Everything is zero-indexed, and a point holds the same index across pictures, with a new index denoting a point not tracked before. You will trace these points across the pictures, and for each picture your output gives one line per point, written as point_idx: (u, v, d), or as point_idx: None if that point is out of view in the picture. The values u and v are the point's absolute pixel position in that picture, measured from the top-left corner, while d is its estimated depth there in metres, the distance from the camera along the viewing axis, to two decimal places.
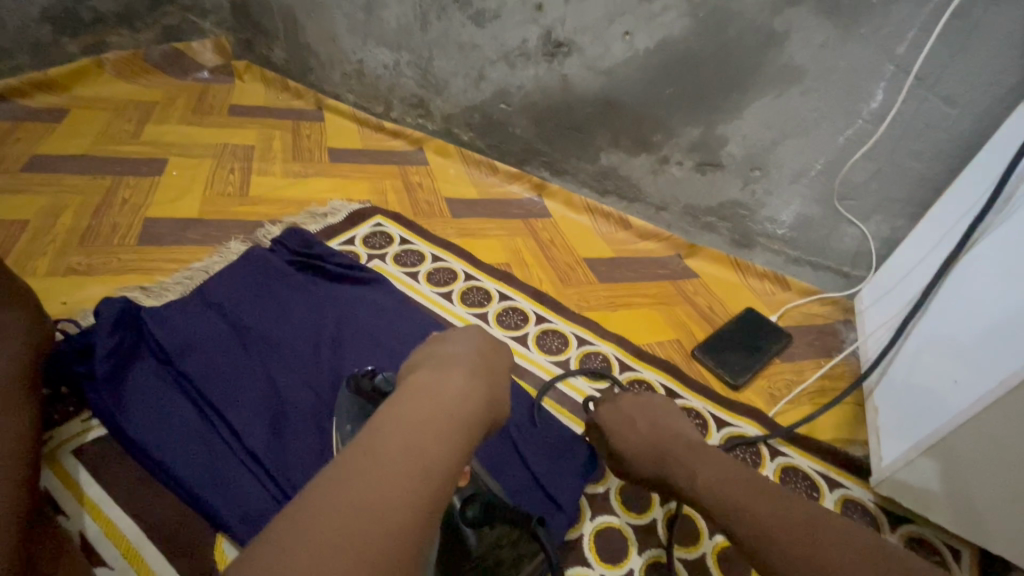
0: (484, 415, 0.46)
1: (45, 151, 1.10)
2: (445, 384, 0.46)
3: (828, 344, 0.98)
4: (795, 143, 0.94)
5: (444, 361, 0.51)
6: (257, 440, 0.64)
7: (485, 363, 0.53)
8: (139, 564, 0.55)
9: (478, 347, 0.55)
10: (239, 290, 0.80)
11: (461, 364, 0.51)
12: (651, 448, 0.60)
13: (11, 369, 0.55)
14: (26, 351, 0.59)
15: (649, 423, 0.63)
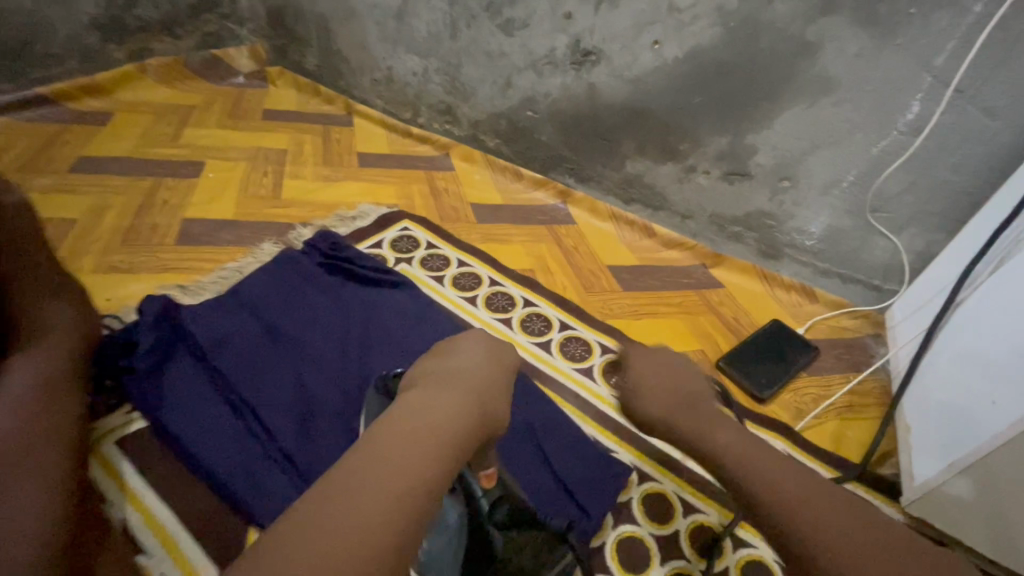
0: (476, 434, 0.46)
1: (91, 153, 1.14)
2: (437, 402, 0.47)
3: (857, 359, 0.96)
4: (826, 154, 0.93)
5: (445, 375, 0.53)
6: (288, 438, 0.65)
7: (487, 377, 0.54)
8: (178, 555, 0.57)
9: (485, 360, 0.57)
10: (272, 291, 0.82)
11: (463, 380, 0.52)
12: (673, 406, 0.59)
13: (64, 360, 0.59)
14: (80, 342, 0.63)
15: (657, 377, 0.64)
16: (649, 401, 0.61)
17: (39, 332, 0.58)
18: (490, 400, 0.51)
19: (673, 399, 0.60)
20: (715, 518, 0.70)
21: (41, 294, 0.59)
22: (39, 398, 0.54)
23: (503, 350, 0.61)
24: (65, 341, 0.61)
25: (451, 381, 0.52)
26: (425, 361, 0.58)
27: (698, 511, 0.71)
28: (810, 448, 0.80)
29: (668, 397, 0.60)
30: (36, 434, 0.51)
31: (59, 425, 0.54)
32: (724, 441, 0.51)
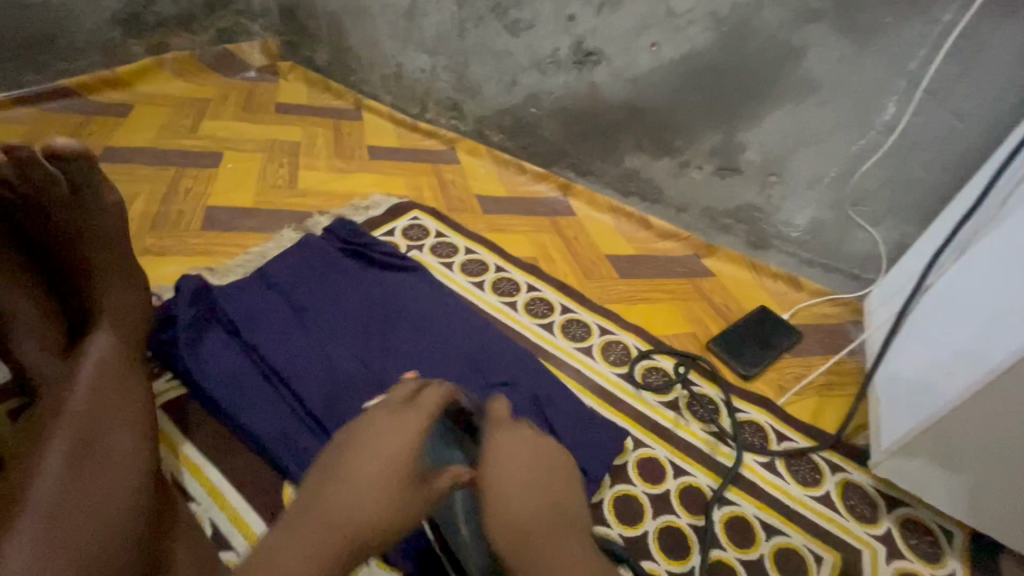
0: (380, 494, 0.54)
1: (115, 143, 1.20)
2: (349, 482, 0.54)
3: (836, 342, 1.03)
4: (810, 152, 1.00)
5: (323, 496, 0.53)
6: (317, 404, 0.72)
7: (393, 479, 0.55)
8: (222, 501, 0.65)
9: (384, 454, 0.56)
10: (295, 273, 0.88)
11: (363, 455, 0.56)
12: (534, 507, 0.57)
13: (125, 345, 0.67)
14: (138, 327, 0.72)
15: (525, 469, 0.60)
16: (511, 501, 0.57)
17: (111, 318, 0.69)
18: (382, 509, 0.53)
19: (518, 529, 0.55)
20: (701, 479, 0.78)
21: (114, 285, 0.71)
22: (119, 373, 0.63)
23: (408, 429, 0.58)
24: (136, 325, 0.71)
25: (330, 497, 0.53)
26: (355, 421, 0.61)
27: (686, 474, 0.78)
28: (791, 420, 0.87)
29: (516, 516, 0.56)
30: (122, 401, 0.60)
31: (138, 395, 0.63)
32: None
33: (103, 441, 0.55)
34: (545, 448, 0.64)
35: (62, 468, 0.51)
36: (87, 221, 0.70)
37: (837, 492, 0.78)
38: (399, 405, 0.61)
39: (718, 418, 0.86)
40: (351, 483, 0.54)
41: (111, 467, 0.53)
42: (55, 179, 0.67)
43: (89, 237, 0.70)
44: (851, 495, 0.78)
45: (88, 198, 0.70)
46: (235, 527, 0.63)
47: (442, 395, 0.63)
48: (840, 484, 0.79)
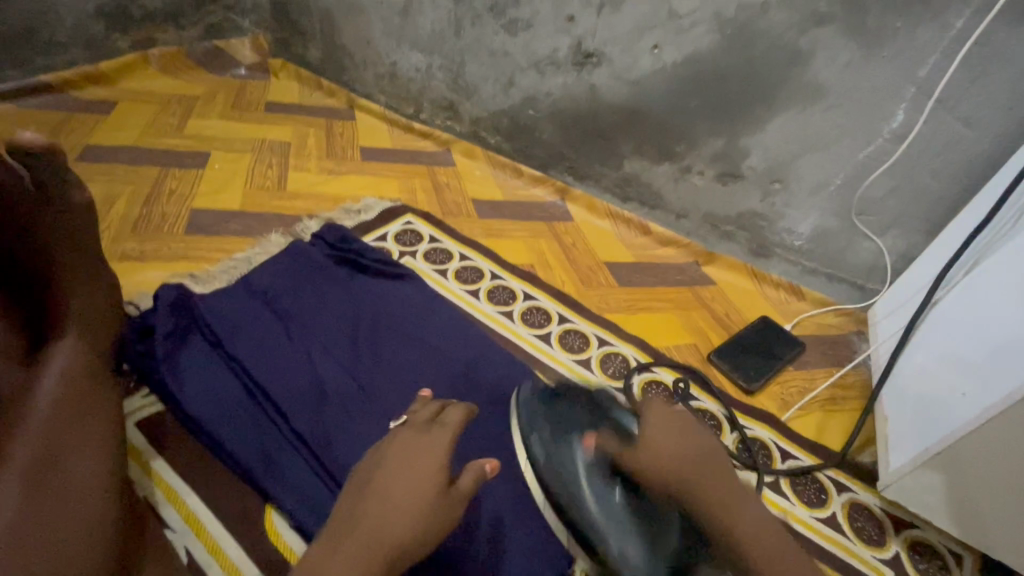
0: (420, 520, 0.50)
1: (97, 142, 1.16)
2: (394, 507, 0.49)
3: (840, 354, 1.01)
4: (814, 158, 0.97)
5: (359, 520, 0.49)
6: (302, 421, 0.68)
7: (429, 499, 0.51)
8: (199, 529, 0.61)
9: (419, 475, 0.51)
10: (282, 280, 0.85)
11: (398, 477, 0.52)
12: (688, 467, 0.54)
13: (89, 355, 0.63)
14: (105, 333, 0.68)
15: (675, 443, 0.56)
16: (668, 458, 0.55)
17: (77, 322, 0.63)
18: (419, 530, 0.49)
19: (685, 470, 0.54)
20: None
21: (83, 289, 0.64)
22: (80, 389, 0.59)
23: (438, 444, 0.54)
24: (96, 329, 0.66)
25: (365, 518, 0.49)
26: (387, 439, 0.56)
27: None
28: (794, 437, 0.84)
29: (683, 458, 0.55)
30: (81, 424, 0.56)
31: (97, 413, 0.59)
32: (745, 519, 0.50)
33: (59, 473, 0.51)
34: (685, 412, 0.61)
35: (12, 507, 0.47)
36: (66, 227, 0.60)
37: (843, 513, 0.76)
38: (423, 424, 0.57)
39: (721, 434, 0.83)
40: (390, 501, 0.50)
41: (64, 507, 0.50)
42: (24, 182, 0.57)
43: (70, 245, 0.61)
44: (857, 516, 0.76)
45: (63, 203, 0.60)
46: (209, 557, 0.60)
47: (464, 414, 0.58)
48: (846, 505, 0.77)
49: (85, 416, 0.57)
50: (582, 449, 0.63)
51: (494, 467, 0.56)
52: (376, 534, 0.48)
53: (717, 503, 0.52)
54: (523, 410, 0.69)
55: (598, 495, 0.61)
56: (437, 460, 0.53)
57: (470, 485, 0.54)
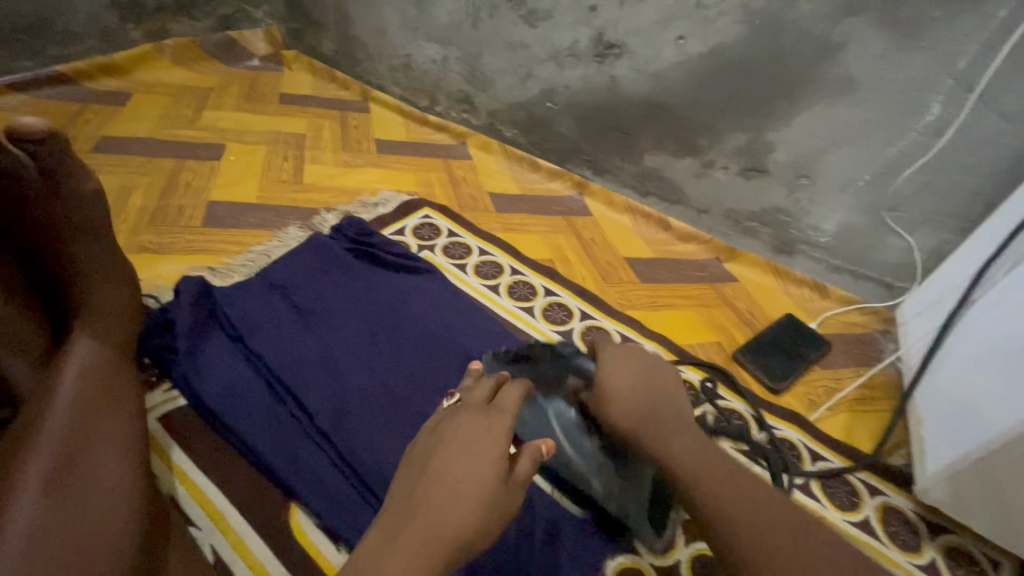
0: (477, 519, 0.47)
1: (112, 133, 1.15)
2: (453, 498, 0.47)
3: (867, 354, 0.99)
4: (844, 153, 0.95)
5: (416, 515, 0.46)
6: (324, 418, 0.67)
7: (489, 487, 0.48)
8: (224, 526, 0.60)
9: (480, 457, 0.49)
10: (301, 274, 0.83)
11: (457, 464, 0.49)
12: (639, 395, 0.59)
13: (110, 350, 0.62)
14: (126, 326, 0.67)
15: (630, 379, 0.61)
16: (623, 388, 0.60)
17: (91, 317, 0.63)
18: (482, 519, 0.47)
19: (638, 413, 0.58)
20: None
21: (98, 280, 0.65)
22: (103, 385, 0.57)
23: (494, 432, 0.52)
24: (119, 322, 0.65)
25: (424, 507, 0.47)
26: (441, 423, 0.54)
27: None
28: (823, 438, 0.82)
29: (637, 403, 0.59)
30: (105, 420, 0.54)
31: (123, 408, 0.57)
32: (679, 451, 0.54)
33: (83, 470, 0.49)
34: (643, 356, 0.64)
35: (41, 506, 0.45)
36: (70, 210, 0.63)
37: (877, 517, 0.74)
38: (480, 405, 0.55)
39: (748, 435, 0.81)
40: (450, 485, 0.48)
41: (89, 504, 0.47)
42: (26, 163, 0.60)
43: (78, 229, 0.64)
44: (892, 520, 0.74)
45: (65, 185, 0.62)
46: (235, 556, 0.58)
47: (521, 392, 0.57)
48: (879, 508, 0.75)
49: (111, 411, 0.55)
50: (561, 414, 0.67)
51: (549, 447, 0.53)
52: (436, 526, 0.45)
53: (664, 439, 0.55)
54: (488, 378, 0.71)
55: (581, 453, 0.66)
56: (495, 443, 0.51)
57: (529, 469, 0.51)
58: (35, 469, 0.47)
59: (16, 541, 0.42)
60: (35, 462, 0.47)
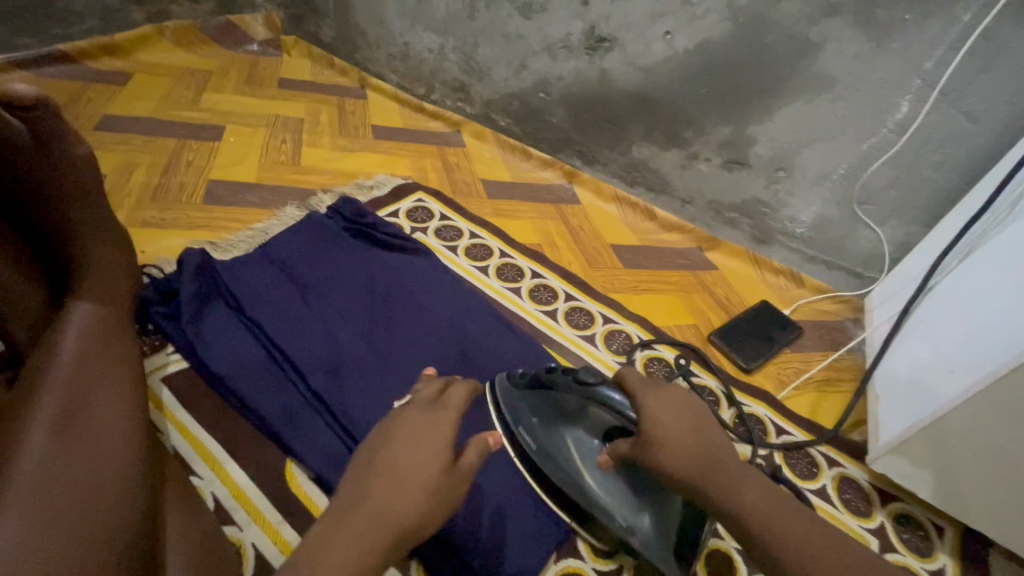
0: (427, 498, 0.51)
1: (115, 112, 1.17)
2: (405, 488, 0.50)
3: (836, 339, 1.04)
4: (819, 148, 0.99)
5: (366, 526, 0.48)
6: (320, 383, 0.71)
7: (432, 478, 0.52)
8: (226, 478, 0.64)
9: (422, 452, 0.53)
10: (300, 250, 0.87)
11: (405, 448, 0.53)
12: (690, 448, 0.52)
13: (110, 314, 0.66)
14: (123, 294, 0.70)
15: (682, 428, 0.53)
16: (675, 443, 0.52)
17: (94, 279, 0.67)
18: (423, 509, 0.50)
19: (685, 452, 0.51)
20: None
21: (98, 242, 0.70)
22: (103, 349, 0.60)
23: (443, 421, 0.56)
24: (117, 288, 0.70)
25: (372, 497, 0.50)
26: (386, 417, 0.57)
27: None
28: (789, 415, 0.87)
29: (678, 443, 0.52)
30: (108, 379, 0.57)
31: (122, 368, 0.60)
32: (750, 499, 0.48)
33: (89, 423, 0.51)
34: (684, 390, 0.57)
35: (47, 444, 0.48)
36: (59, 175, 0.66)
37: (833, 486, 0.80)
38: (427, 402, 0.58)
39: (719, 410, 0.86)
40: (393, 482, 0.51)
41: (100, 447, 0.50)
42: (15, 129, 0.63)
43: (67, 193, 0.67)
44: (846, 489, 0.79)
45: (55, 150, 0.66)
46: (235, 503, 0.63)
47: (467, 390, 0.60)
48: (836, 478, 0.80)
49: (112, 372, 0.58)
50: (576, 439, 0.65)
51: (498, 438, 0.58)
52: (381, 515, 0.49)
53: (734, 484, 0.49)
54: (503, 397, 0.72)
55: (601, 481, 0.64)
56: (439, 438, 0.54)
57: (475, 460, 0.56)
58: (42, 414, 0.50)
59: (25, 474, 0.45)
60: (42, 407, 0.51)
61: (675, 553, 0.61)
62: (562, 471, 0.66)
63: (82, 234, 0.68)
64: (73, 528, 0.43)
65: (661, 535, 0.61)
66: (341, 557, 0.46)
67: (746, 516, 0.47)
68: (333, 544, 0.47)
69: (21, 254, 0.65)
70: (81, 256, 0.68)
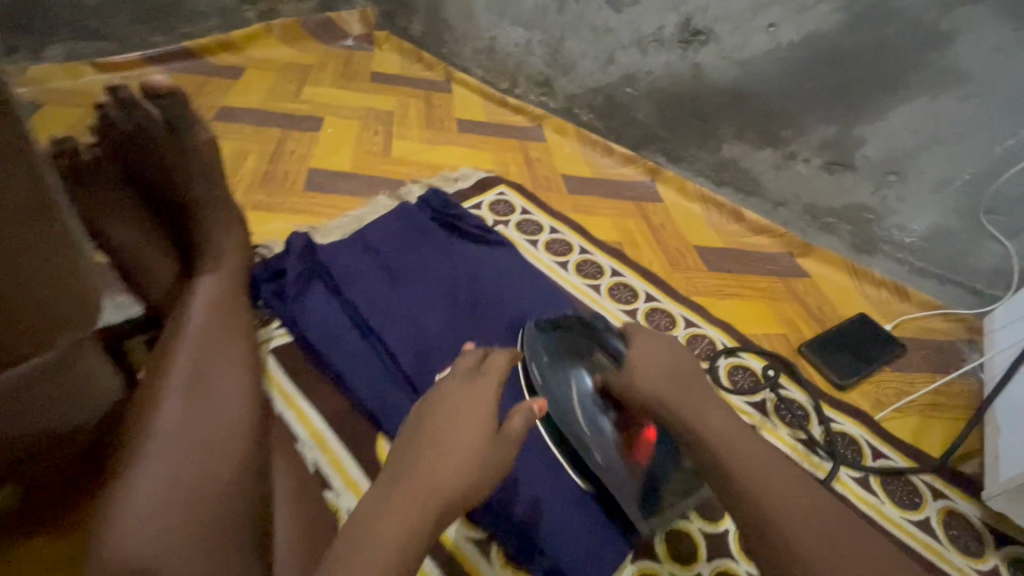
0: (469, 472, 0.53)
1: (229, 104, 1.28)
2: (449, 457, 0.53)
3: (946, 361, 0.95)
4: (942, 150, 0.90)
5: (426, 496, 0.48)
6: (410, 365, 0.75)
7: (475, 446, 0.54)
8: (325, 446, 0.69)
9: (469, 419, 0.56)
10: (391, 237, 0.92)
11: (445, 421, 0.56)
12: (674, 382, 0.61)
13: (231, 281, 0.70)
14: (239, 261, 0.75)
15: (667, 366, 0.62)
16: (657, 374, 0.62)
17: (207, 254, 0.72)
18: (466, 473, 0.52)
19: (669, 383, 0.61)
20: None
21: (215, 218, 0.75)
22: (222, 312, 0.64)
23: (482, 393, 0.59)
24: (232, 265, 0.73)
25: (418, 463, 0.52)
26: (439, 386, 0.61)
27: None
28: (890, 438, 0.81)
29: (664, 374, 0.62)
30: (226, 345, 0.61)
31: (238, 335, 0.63)
32: (713, 425, 0.56)
33: (207, 391, 0.55)
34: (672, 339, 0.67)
35: (175, 413, 0.52)
36: (185, 158, 0.74)
37: (938, 520, 0.73)
38: (468, 371, 0.62)
39: (807, 426, 0.81)
40: (437, 450, 0.53)
41: (217, 415, 0.53)
42: (153, 118, 0.73)
43: (193, 176, 0.75)
44: (954, 524, 0.72)
45: (183, 135, 0.75)
46: (333, 470, 0.67)
47: (507, 358, 0.64)
48: (941, 512, 0.74)
49: (228, 336, 0.62)
50: (583, 387, 0.69)
51: (542, 406, 0.61)
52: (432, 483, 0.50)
53: (699, 408, 0.58)
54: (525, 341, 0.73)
55: (598, 430, 0.67)
56: (481, 407, 0.58)
57: (520, 427, 0.59)
58: (171, 383, 0.54)
59: (158, 441, 0.50)
60: (172, 376, 0.55)
61: (642, 505, 0.66)
62: (558, 404, 0.68)
63: (205, 213, 0.75)
64: (192, 497, 0.47)
65: (635, 478, 0.66)
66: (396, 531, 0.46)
67: (706, 435, 0.55)
68: (383, 508, 0.48)
69: (158, 230, 0.73)
70: (203, 234, 0.74)
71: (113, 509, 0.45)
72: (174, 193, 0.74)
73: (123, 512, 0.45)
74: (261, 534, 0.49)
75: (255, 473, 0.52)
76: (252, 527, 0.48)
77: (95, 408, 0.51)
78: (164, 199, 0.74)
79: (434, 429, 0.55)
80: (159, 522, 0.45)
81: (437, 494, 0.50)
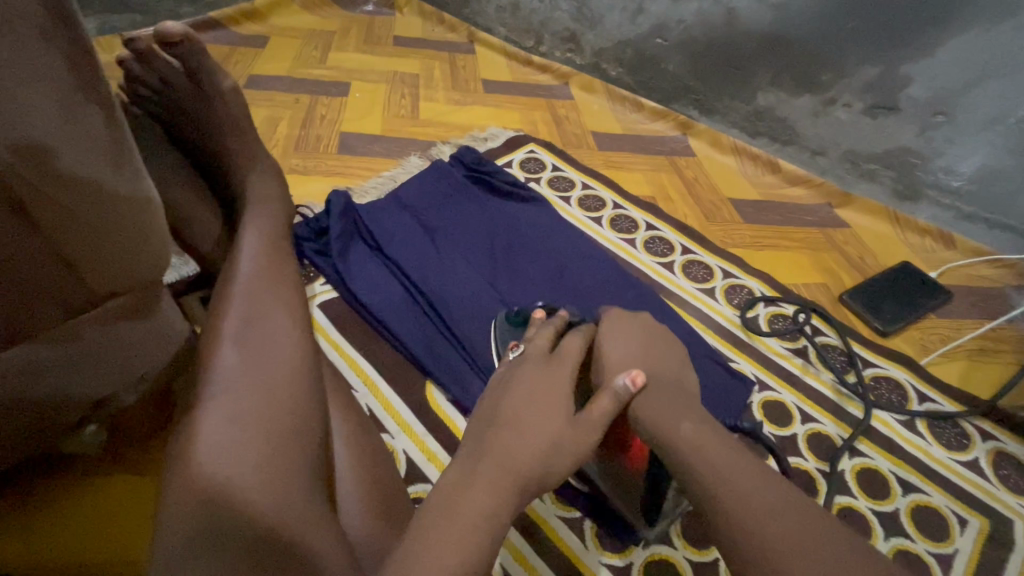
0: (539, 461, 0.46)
1: (257, 72, 1.29)
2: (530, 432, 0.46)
3: (993, 306, 0.93)
4: (995, 86, 0.86)
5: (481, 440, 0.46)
6: (453, 317, 0.77)
7: (546, 425, 0.47)
8: (377, 393, 0.72)
9: (547, 403, 0.49)
10: (427, 197, 0.93)
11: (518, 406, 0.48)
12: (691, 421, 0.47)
13: (280, 231, 0.70)
14: (285, 213, 0.75)
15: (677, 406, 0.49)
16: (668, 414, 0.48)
17: (252, 206, 0.71)
18: (541, 451, 0.46)
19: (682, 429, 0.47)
20: (830, 428, 0.74)
21: (256, 172, 0.76)
22: (269, 263, 0.63)
23: (562, 375, 0.52)
24: (276, 215, 0.72)
25: (494, 446, 0.46)
26: (512, 374, 0.53)
27: (815, 421, 0.75)
28: (935, 382, 0.80)
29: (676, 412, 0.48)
30: (275, 293, 0.59)
31: (287, 283, 0.62)
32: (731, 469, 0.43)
33: (262, 333, 0.54)
34: (672, 357, 0.58)
35: (236, 356, 0.51)
36: (211, 104, 0.75)
37: (987, 460, 0.72)
38: (542, 356, 0.54)
39: (849, 371, 0.80)
40: (514, 430, 0.47)
41: (276, 358, 0.53)
42: (172, 66, 0.75)
43: (221, 124, 0.75)
44: (1003, 464, 0.72)
45: (205, 84, 0.75)
46: (386, 414, 0.70)
47: (582, 338, 0.56)
48: (991, 453, 0.73)
49: (279, 284, 0.61)
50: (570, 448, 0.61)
51: (636, 380, 0.50)
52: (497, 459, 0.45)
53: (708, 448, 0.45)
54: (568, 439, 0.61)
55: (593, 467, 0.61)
56: (561, 393, 0.50)
57: (608, 408, 0.50)
58: (228, 329, 0.54)
59: (223, 380, 0.49)
60: (228, 323, 0.54)
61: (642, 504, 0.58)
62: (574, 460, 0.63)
63: (241, 164, 0.75)
64: (262, 428, 0.47)
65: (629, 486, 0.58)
66: (468, 490, 0.43)
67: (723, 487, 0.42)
68: (459, 485, 0.43)
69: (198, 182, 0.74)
70: (239, 184, 0.74)
71: (187, 440, 0.45)
72: (206, 142, 0.75)
73: (197, 442, 0.45)
74: (325, 473, 0.49)
75: (317, 413, 0.52)
76: (319, 465, 0.48)
77: (135, 361, 0.50)
78: (199, 150, 0.76)
79: (518, 411, 0.48)
80: (234, 450, 0.45)
81: (513, 477, 0.44)
